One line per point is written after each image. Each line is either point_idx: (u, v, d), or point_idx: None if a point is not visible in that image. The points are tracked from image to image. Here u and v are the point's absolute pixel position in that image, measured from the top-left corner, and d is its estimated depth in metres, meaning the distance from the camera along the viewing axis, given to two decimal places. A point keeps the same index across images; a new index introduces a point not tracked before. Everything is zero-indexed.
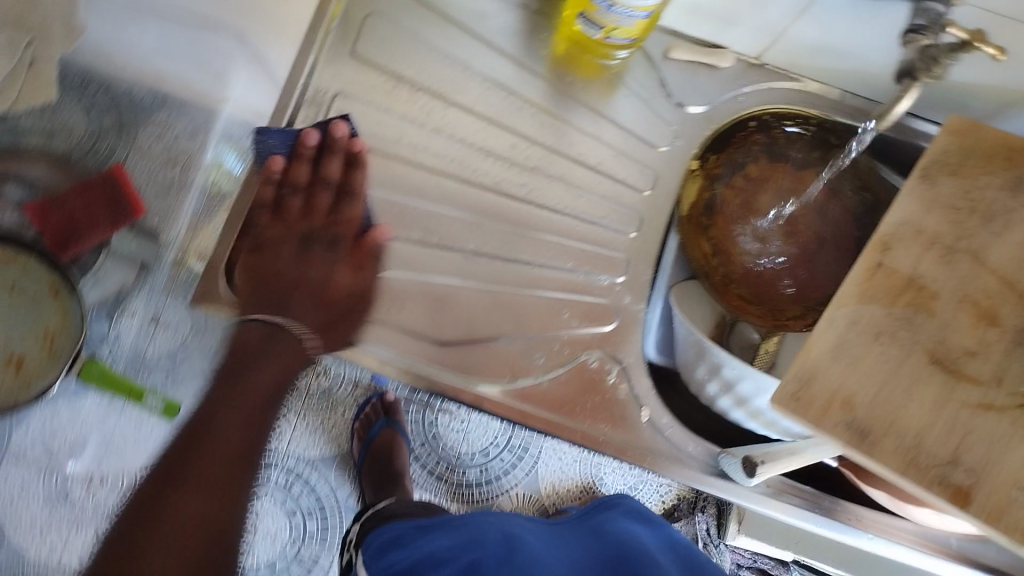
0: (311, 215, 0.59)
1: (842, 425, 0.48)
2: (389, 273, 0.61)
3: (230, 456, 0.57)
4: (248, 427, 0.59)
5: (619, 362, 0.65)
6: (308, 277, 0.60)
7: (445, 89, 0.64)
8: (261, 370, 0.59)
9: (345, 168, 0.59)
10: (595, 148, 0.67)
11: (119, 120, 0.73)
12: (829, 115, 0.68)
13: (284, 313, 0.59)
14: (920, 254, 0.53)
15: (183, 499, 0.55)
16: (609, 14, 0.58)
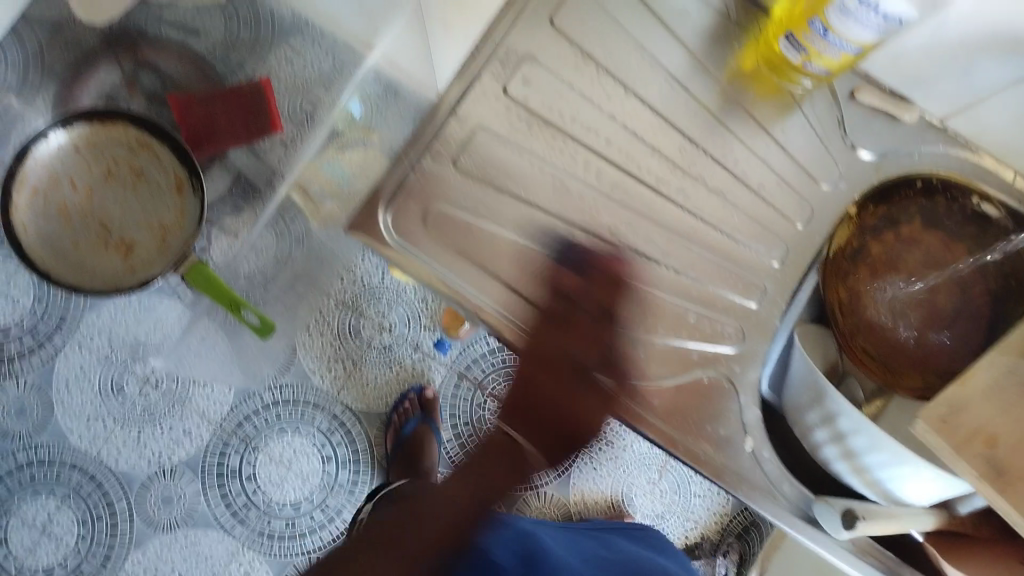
0: (583, 346, 0.57)
1: (981, 459, 0.48)
2: (550, 325, 0.58)
3: (426, 530, 0.56)
4: (466, 511, 0.57)
5: (732, 383, 0.64)
6: (568, 407, 0.55)
7: (628, 79, 0.65)
8: (494, 475, 0.56)
9: (600, 308, 0.59)
10: (756, 168, 0.67)
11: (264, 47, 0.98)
12: (1000, 196, 0.66)
13: (533, 441, 0.55)
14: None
15: (348, 563, 0.55)
16: (820, 41, 0.58)
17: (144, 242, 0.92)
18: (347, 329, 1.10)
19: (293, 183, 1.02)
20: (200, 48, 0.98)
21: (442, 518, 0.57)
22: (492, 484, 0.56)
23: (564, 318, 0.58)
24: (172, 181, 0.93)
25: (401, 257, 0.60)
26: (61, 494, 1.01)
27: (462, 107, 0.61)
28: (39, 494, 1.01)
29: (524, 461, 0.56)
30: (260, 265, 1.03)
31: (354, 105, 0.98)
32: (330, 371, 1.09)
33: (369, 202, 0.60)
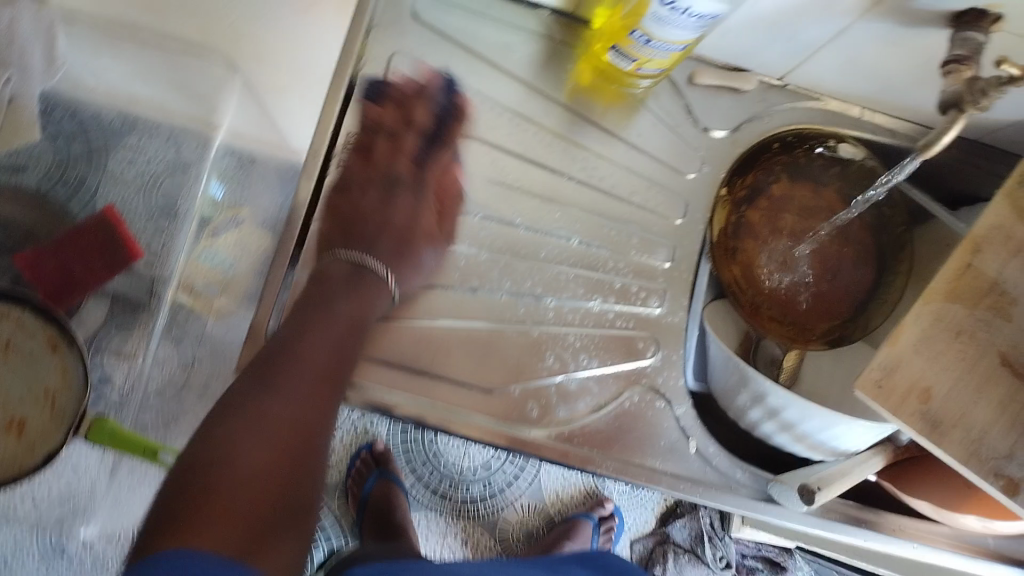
0: (396, 160, 0.61)
1: (918, 415, 0.50)
2: (363, 194, 0.60)
3: (314, 370, 0.50)
4: (330, 352, 0.51)
5: (661, 395, 0.64)
6: (391, 219, 0.59)
7: (474, 128, 0.65)
8: (346, 300, 0.54)
9: (429, 110, 0.62)
10: (616, 174, 0.67)
11: (89, 146, 0.88)
12: (850, 132, 0.69)
13: (376, 251, 0.57)
14: (1007, 258, 0.53)
15: (252, 427, 0.45)
16: (645, 48, 0.58)
17: (34, 417, 0.72)
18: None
19: (175, 284, 0.86)
20: (33, 183, 0.86)
21: (315, 354, 0.50)
22: (344, 318, 0.53)
23: (389, 181, 0.60)
24: (44, 341, 0.72)
25: None
26: None
27: (316, 207, 0.60)
28: None
29: (363, 279, 0.56)
30: (163, 378, 0.86)
31: (217, 186, 0.93)
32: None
33: (249, 341, 0.57)
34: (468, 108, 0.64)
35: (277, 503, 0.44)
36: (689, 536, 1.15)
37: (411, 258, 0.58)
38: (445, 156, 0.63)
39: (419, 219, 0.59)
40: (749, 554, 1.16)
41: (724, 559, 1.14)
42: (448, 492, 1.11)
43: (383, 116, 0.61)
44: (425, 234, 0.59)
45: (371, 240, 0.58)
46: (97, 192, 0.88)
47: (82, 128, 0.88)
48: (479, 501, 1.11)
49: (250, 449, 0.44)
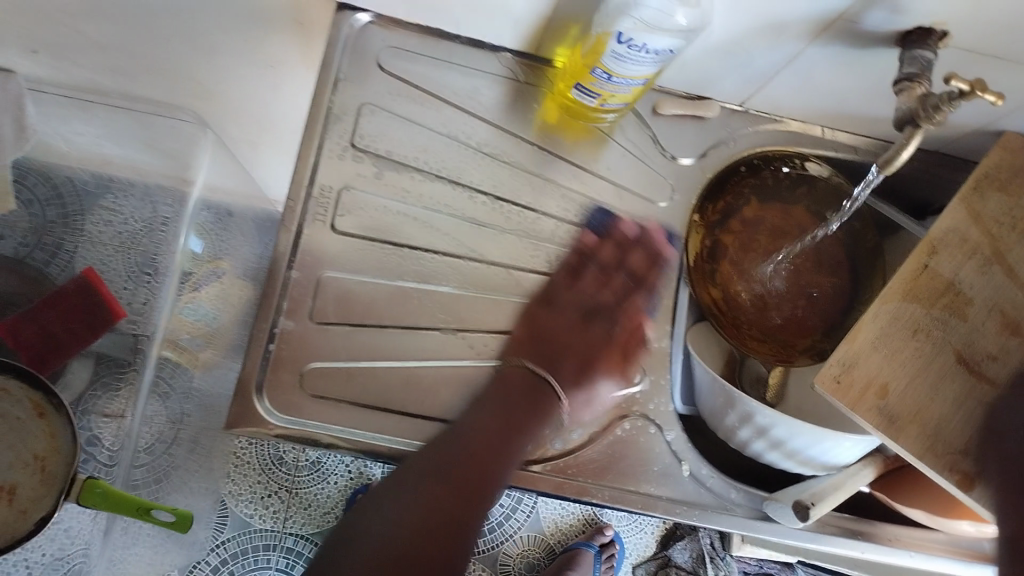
0: (602, 293, 0.64)
1: (876, 409, 0.53)
2: (569, 314, 0.63)
3: (473, 460, 0.54)
4: (494, 442, 0.55)
5: (650, 421, 0.65)
6: (576, 344, 0.62)
7: (450, 171, 0.66)
8: (517, 412, 0.57)
9: (648, 260, 0.66)
10: (591, 207, 0.68)
11: (66, 211, 0.94)
12: (812, 150, 0.71)
13: (557, 373, 0.60)
14: (962, 261, 0.58)
15: (401, 499, 0.51)
16: (607, 84, 0.60)
17: (23, 481, 0.80)
18: (268, 460, 1.13)
19: (161, 340, 0.92)
20: (9, 250, 0.91)
21: (480, 443, 0.55)
22: (508, 419, 0.56)
23: (594, 311, 0.64)
24: (31, 409, 0.80)
25: (293, 431, 0.57)
26: None
27: (298, 258, 0.61)
28: None
29: (535, 390, 0.59)
30: (152, 436, 0.90)
31: (193, 240, 0.97)
32: (268, 508, 1.10)
33: (240, 395, 0.57)
34: (666, 255, 0.66)
35: (418, 574, 0.48)
36: (690, 558, 1.15)
37: (580, 382, 0.61)
38: (621, 279, 0.65)
39: (605, 351, 0.63)
40: (752, 571, 1.16)
41: None
42: None
43: (592, 246, 0.66)
44: (607, 367, 0.63)
45: (548, 359, 0.61)
46: (76, 258, 0.94)
47: (58, 192, 0.95)
48: (478, 537, 1.11)
49: (398, 528, 0.49)
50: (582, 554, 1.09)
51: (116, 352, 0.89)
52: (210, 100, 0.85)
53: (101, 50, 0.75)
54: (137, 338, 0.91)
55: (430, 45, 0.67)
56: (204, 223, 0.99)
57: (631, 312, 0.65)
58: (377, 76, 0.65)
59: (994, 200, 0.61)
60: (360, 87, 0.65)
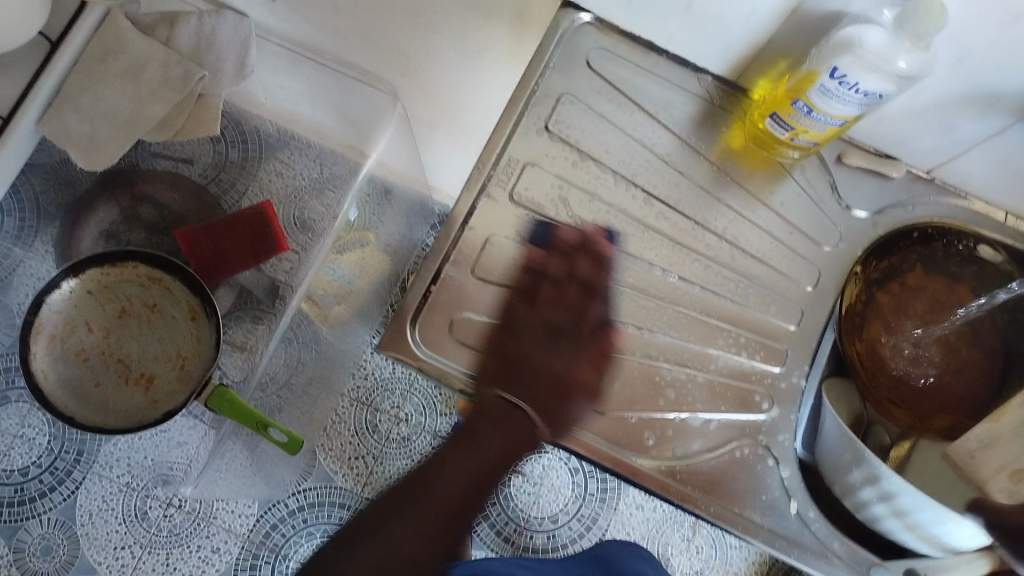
0: (557, 309, 0.66)
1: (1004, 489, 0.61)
2: (534, 335, 0.65)
3: (449, 506, 0.66)
4: (483, 466, 0.67)
5: (768, 451, 0.66)
6: (558, 371, 0.65)
7: (631, 171, 0.69)
8: (500, 436, 0.66)
9: (593, 264, 0.67)
10: (754, 235, 0.70)
11: (246, 155, 1.02)
12: (990, 234, 0.71)
13: (535, 404, 0.65)
14: None
15: (399, 533, 0.63)
16: (805, 119, 0.62)
17: (162, 373, 0.89)
18: (364, 424, 1.12)
19: (301, 294, 0.97)
20: (195, 177, 1.01)
21: (468, 472, 0.67)
22: (489, 457, 0.67)
23: (562, 334, 0.66)
24: (186, 310, 0.89)
25: (434, 367, 0.62)
26: None
27: (473, 220, 0.66)
28: None
29: (533, 429, 0.64)
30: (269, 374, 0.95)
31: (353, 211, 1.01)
32: (351, 471, 1.10)
33: (394, 323, 0.62)
34: (605, 250, 0.67)
35: None
36: None
37: (569, 415, 0.64)
38: (598, 309, 0.66)
39: (580, 372, 0.65)
40: None
41: None
42: (513, 538, 1.12)
43: (545, 262, 0.66)
44: (584, 389, 0.64)
45: (537, 393, 0.65)
46: (244, 199, 1.01)
47: (245, 138, 1.02)
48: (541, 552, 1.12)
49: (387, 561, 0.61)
50: None
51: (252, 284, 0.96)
52: (412, 76, 0.91)
53: (333, 11, 0.83)
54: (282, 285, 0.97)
55: (637, 52, 0.70)
56: (367, 194, 1.02)
57: (595, 311, 0.66)
58: (582, 71, 0.69)
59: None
60: (565, 77, 0.69)
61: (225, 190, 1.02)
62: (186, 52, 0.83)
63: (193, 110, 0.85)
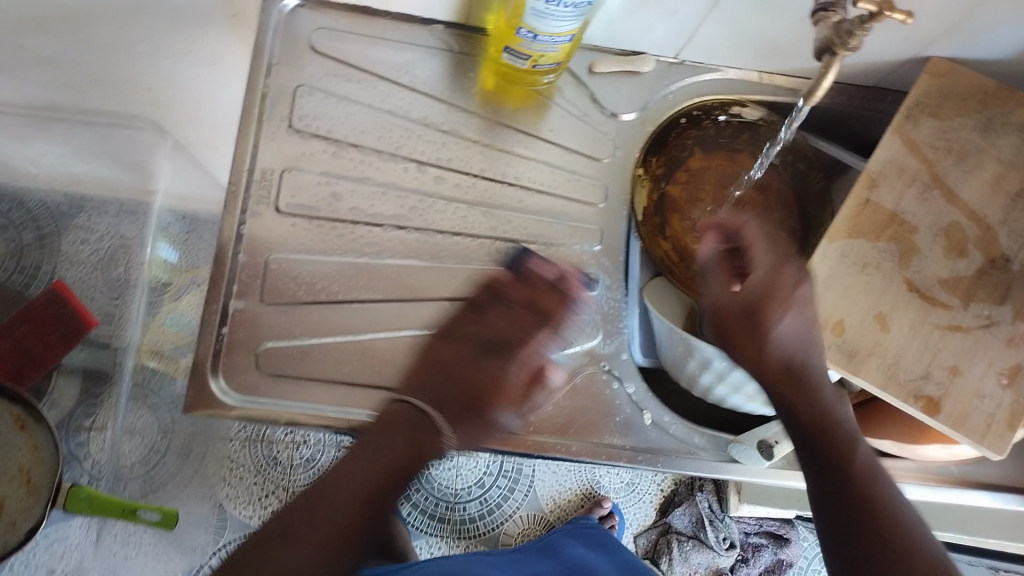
0: (498, 322, 0.62)
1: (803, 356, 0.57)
2: (466, 346, 0.60)
3: (348, 514, 0.51)
4: (370, 494, 0.52)
5: (607, 371, 0.66)
6: (481, 381, 0.58)
7: (393, 144, 0.66)
8: (398, 446, 0.54)
9: (548, 292, 0.64)
10: (537, 169, 0.69)
11: (40, 233, 0.96)
12: (757, 96, 0.71)
13: (448, 411, 0.57)
14: (903, 191, 0.63)
15: (289, 551, 0.49)
16: (534, 44, 0.61)
17: (12, 493, 0.79)
18: (263, 461, 1.02)
19: (136, 351, 0.95)
20: None
21: (362, 486, 0.52)
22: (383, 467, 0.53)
23: (499, 349, 0.60)
24: (12, 421, 0.80)
25: (252, 409, 0.59)
26: None
27: (244, 246, 0.62)
28: None
29: (428, 437, 0.55)
30: (142, 449, 0.94)
31: (166, 249, 0.98)
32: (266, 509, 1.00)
33: (195, 379, 0.58)
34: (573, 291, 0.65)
35: None
36: (691, 523, 1.16)
37: (487, 417, 0.59)
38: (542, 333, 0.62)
39: (495, 384, 0.59)
40: (753, 531, 1.18)
41: (727, 539, 1.17)
42: (446, 515, 1.12)
43: (508, 287, 0.63)
44: (502, 401, 0.59)
45: (456, 399, 0.57)
46: (55, 276, 0.96)
47: (32, 216, 0.96)
48: (478, 518, 1.12)
49: None
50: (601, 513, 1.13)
51: (97, 366, 0.93)
52: (169, 107, 0.82)
53: (52, 67, 0.73)
54: (112, 349, 0.94)
55: (360, 22, 0.67)
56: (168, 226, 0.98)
57: (530, 350, 0.61)
58: (310, 59, 0.66)
59: (927, 125, 0.65)
60: (295, 69, 0.65)
61: (24, 274, 0.95)
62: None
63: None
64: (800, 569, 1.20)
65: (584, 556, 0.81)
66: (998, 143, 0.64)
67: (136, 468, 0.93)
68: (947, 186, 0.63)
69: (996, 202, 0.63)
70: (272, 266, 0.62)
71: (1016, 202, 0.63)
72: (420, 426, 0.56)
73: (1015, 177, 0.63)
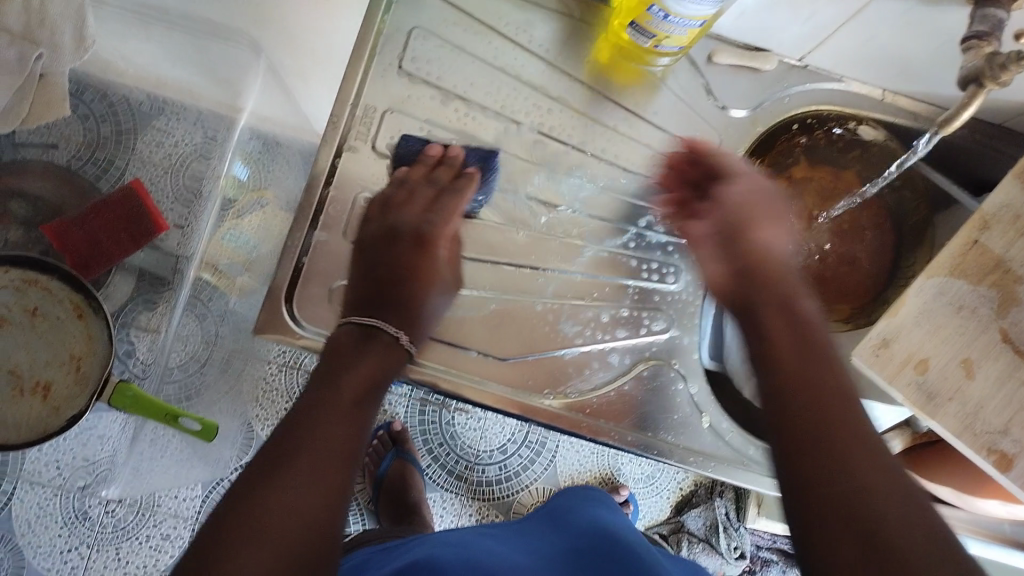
0: (413, 205, 0.60)
1: (913, 384, 0.58)
2: (380, 244, 0.60)
3: (342, 446, 0.50)
4: (347, 424, 0.51)
5: (674, 368, 0.65)
6: (400, 273, 0.59)
7: (498, 102, 0.65)
8: (351, 373, 0.53)
9: (450, 173, 0.62)
10: (636, 152, 0.68)
11: (118, 128, 0.94)
12: (874, 114, 0.69)
13: (387, 317, 0.57)
14: (1014, 238, 0.59)
15: (288, 489, 0.46)
16: (663, 24, 0.59)
17: (59, 379, 0.74)
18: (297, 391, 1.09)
19: (199, 263, 0.92)
20: (63, 160, 0.91)
21: (337, 427, 0.51)
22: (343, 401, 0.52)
23: (398, 236, 0.60)
24: (71, 308, 0.75)
25: (317, 342, 0.58)
26: (60, 523, 0.96)
27: (336, 179, 0.61)
28: (92, 559, 0.97)
29: (370, 352, 0.55)
30: (185, 354, 0.90)
31: (239, 167, 0.95)
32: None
33: (268, 302, 0.58)
34: (455, 153, 0.63)
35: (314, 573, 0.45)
36: (704, 526, 1.16)
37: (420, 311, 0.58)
38: (450, 201, 0.61)
39: (415, 272, 0.59)
40: (764, 545, 1.19)
41: (738, 549, 1.15)
42: (464, 474, 1.12)
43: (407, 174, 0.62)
44: (434, 284, 0.59)
45: (393, 310, 0.57)
46: (126, 173, 0.94)
47: (113, 110, 0.94)
48: (495, 483, 1.12)
49: (256, 548, 0.44)
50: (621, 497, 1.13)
51: (156, 268, 0.90)
52: (268, 24, 0.80)
53: None
54: (177, 257, 0.91)
55: None
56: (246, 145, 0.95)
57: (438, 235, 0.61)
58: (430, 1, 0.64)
59: None
60: (413, 8, 0.64)
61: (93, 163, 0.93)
62: (13, 30, 0.59)
63: (38, 92, 0.65)
64: None
65: (601, 515, 0.78)
66: None
67: (177, 373, 0.89)
68: None
69: None
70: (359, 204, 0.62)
71: None
72: (360, 336, 0.55)
73: None
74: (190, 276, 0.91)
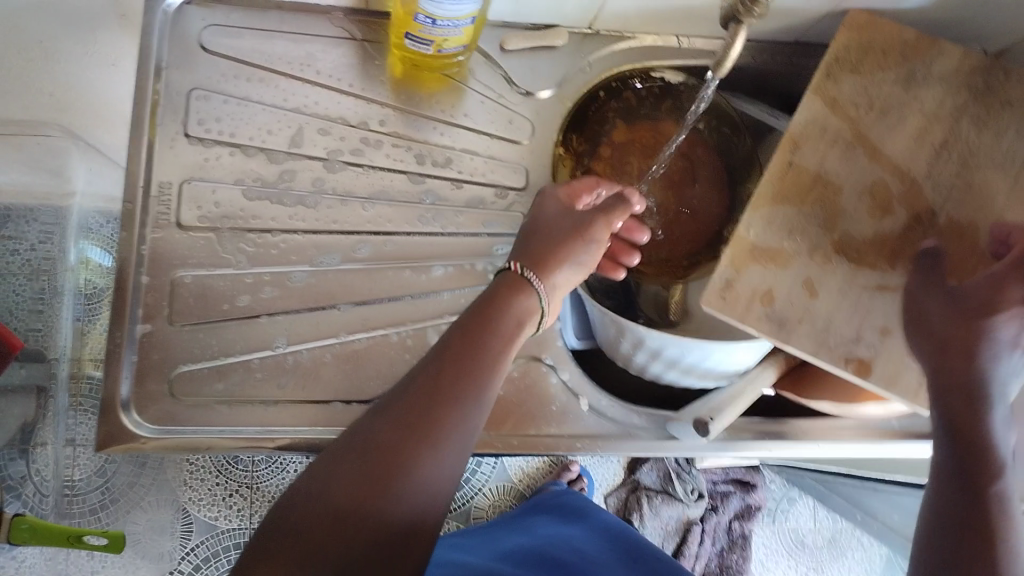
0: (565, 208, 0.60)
1: (764, 317, 0.55)
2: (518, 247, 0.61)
3: (437, 391, 0.46)
4: (462, 367, 0.48)
5: (542, 363, 0.65)
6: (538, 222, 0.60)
7: (298, 142, 0.63)
8: (482, 304, 0.52)
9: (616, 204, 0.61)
10: (452, 157, 0.66)
11: None
12: (674, 62, 0.69)
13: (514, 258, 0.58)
14: (827, 150, 0.60)
15: (375, 432, 0.44)
16: (434, 29, 0.58)
17: None
18: (224, 464, 1.04)
19: (70, 360, 0.93)
20: None
21: (448, 369, 0.47)
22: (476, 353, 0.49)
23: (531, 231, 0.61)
24: None
25: (166, 440, 0.56)
26: None
27: (147, 264, 0.59)
28: None
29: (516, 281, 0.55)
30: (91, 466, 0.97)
31: (98, 251, 0.95)
32: (231, 508, 1.02)
33: (104, 414, 0.56)
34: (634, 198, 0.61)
35: (375, 528, 0.41)
36: (658, 478, 1.18)
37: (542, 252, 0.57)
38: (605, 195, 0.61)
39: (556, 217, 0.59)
40: (719, 480, 1.19)
41: (695, 491, 1.17)
42: None
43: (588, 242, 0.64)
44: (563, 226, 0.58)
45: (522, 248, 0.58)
46: None
47: None
48: None
49: (337, 489, 0.42)
50: (571, 475, 1.13)
51: (33, 381, 0.90)
52: (74, 106, 0.75)
53: None
54: (50, 361, 0.91)
55: (254, 17, 0.64)
56: (96, 228, 0.94)
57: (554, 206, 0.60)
58: (201, 60, 0.62)
59: (847, 81, 0.62)
60: (186, 71, 0.62)
61: None
62: None
63: None
64: (771, 511, 1.23)
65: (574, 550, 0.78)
66: (918, 95, 0.61)
67: (90, 484, 0.96)
68: (871, 143, 0.60)
69: (920, 152, 0.60)
70: (177, 284, 0.59)
71: (940, 152, 0.60)
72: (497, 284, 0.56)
73: (938, 127, 0.60)
74: (67, 372, 0.93)
